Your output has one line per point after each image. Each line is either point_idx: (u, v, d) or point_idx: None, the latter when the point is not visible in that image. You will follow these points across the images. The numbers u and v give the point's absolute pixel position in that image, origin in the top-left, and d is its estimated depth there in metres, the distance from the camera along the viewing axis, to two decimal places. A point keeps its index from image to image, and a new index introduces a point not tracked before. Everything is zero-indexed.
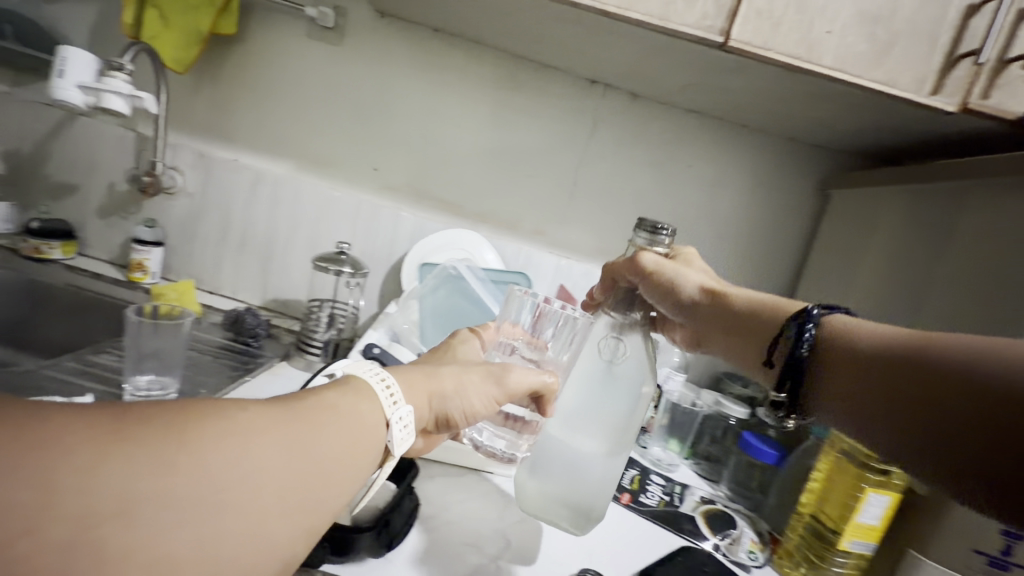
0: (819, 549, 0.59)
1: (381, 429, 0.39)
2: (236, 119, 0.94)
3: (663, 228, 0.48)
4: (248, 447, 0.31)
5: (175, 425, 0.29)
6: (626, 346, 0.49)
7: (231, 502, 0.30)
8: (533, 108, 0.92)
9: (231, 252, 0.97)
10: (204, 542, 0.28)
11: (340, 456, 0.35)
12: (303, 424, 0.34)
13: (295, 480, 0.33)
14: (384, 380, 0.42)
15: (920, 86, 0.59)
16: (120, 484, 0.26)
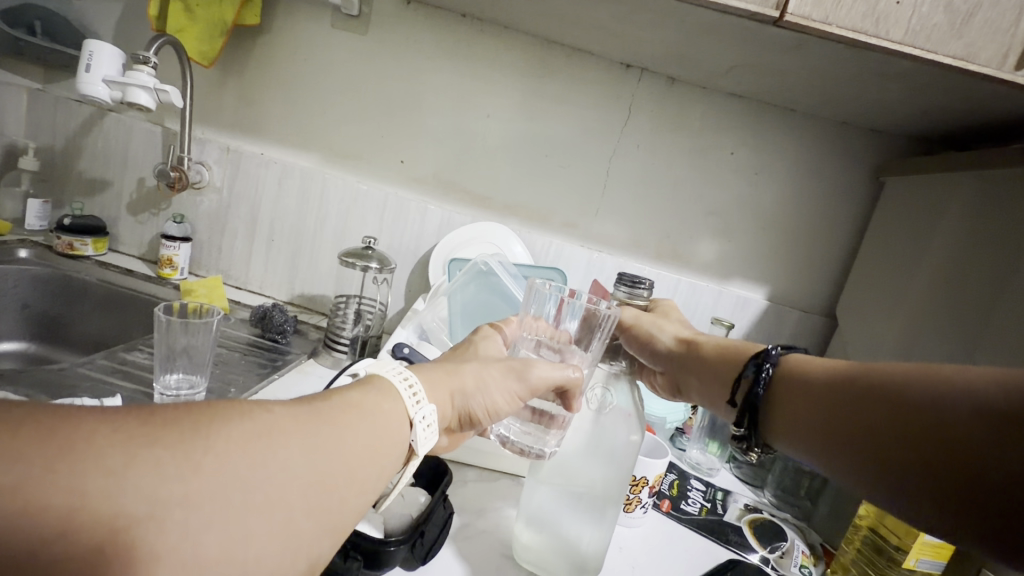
0: (880, 567, 0.55)
1: (404, 429, 0.37)
2: (260, 112, 0.93)
3: (642, 282, 0.46)
4: (273, 451, 0.29)
5: (199, 427, 0.27)
6: (614, 395, 0.46)
7: (257, 510, 0.27)
8: (564, 95, 0.88)
9: (258, 247, 0.96)
10: (231, 549, 0.26)
11: (366, 459, 0.33)
12: (328, 426, 0.32)
13: (322, 482, 0.30)
14: (408, 379, 0.39)
15: (1002, 60, 0.54)
16: (148, 489, 0.24)
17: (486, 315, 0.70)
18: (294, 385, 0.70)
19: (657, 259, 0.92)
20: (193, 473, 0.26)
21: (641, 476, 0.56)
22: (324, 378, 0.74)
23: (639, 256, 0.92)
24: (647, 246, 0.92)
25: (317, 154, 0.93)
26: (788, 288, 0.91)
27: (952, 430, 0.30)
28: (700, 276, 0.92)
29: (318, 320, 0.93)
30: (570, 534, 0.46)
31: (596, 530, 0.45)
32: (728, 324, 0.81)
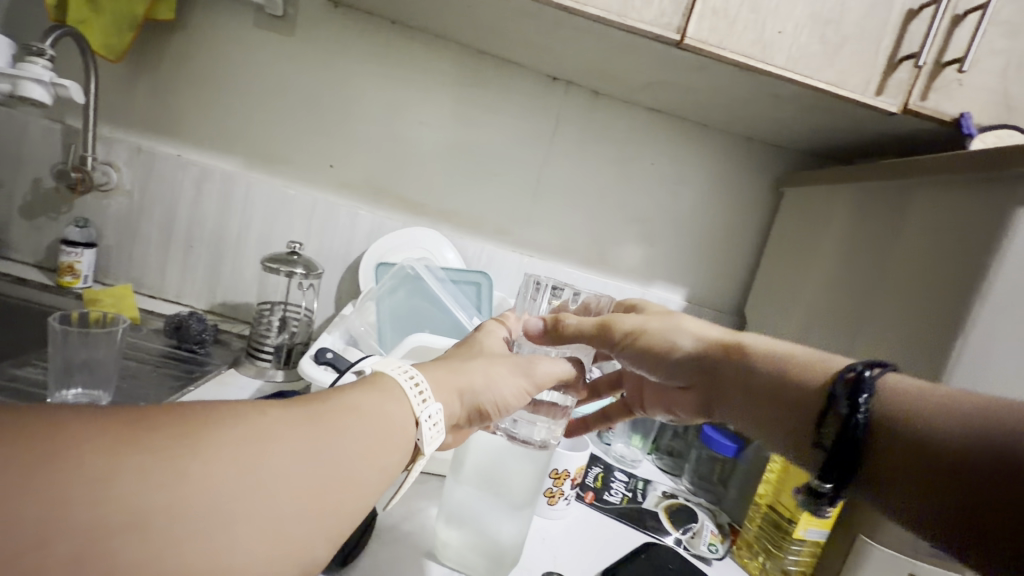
0: (776, 539, 0.61)
1: (408, 427, 0.38)
2: (176, 111, 0.88)
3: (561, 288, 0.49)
4: (277, 453, 0.29)
5: (194, 429, 0.27)
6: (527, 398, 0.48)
7: (258, 512, 0.27)
8: (494, 105, 0.90)
9: (175, 254, 0.91)
10: (222, 552, 0.25)
11: (367, 456, 0.33)
12: (332, 425, 0.33)
13: (317, 481, 0.30)
14: (412, 377, 0.40)
15: (866, 87, 0.61)
16: (139, 495, 0.24)
17: (416, 320, 0.70)
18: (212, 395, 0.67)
19: (585, 264, 0.96)
20: (190, 475, 0.25)
21: (562, 469, 0.59)
22: (246, 388, 0.72)
23: (568, 261, 0.96)
24: (575, 251, 0.95)
25: (240, 157, 0.90)
26: (705, 289, 0.98)
27: (995, 475, 0.25)
28: (626, 279, 0.97)
29: (242, 329, 0.90)
30: (486, 532, 0.48)
31: (512, 523, 0.48)
32: None
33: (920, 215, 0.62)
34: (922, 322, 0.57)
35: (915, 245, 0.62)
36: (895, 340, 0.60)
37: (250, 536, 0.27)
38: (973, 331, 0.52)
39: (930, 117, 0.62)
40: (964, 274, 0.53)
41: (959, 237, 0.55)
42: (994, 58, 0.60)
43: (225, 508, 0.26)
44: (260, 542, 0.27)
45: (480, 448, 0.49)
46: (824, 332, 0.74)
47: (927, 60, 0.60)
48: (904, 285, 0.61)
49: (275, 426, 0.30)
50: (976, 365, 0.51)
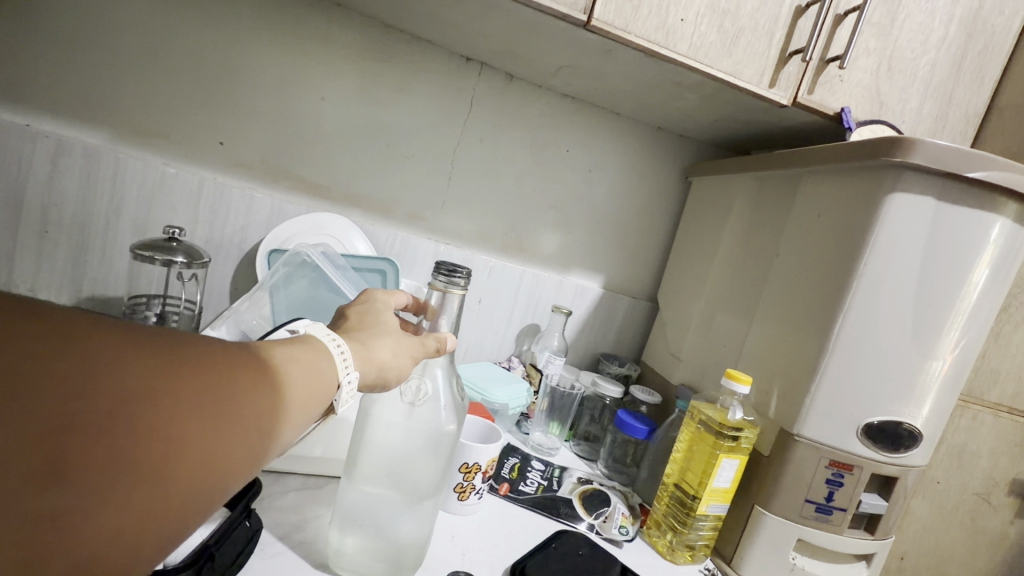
0: (682, 515, 0.62)
1: (332, 386, 0.34)
2: (18, 72, 0.74)
3: (460, 271, 0.43)
4: (205, 399, 0.26)
5: (119, 358, 0.24)
6: (428, 385, 0.46)
7: (168, 460, 0.24)
8: (405, 84, 0.85)
9: (26, 241, 0.77)
10: (176, 455, 0.24)
11: (290, 412, 0.30)
12: (256, 376, 0.29)
13: (272, 413, 0.29)
14: (339, 343, 0.37)
15: (760, 78, 0.64)
16: (46, 424, 0.21)
17: (316, 312, 0.65)
18: None
19: (503, 252, 0.94)
20: (103, 411, 0.22)
21: (473, 463, 0.56)
22: None
23: (485, 249, 0.93)
24: (493, 239, 0.93)
25: (106, 129, 0.78)
26: (619, 277, 1.00)
27: None
28: (544, 267, 0.97)
29: None
30: (384, 537, 0.44)
31: (413, 519, 0.45)
32: (566, 311, 0.91)
33: (806, 203, 0.66)
34: (807, 303, 0.61)
35: (800, 231, 0.66)
36: (785, 320, 0.64)
37: (159, 490, 0.23)
38: (850, 308, 0.56)
39: (815, 110, 0.66)
40: (844, 256, 0.57)
41: (839, 223, 0.59)
42: (868, 57, 0.65)
43: (132, 457, 0.22)
44: (168, 493, 0.24)
45: (378, 444, 0.46)
46: (725, 314, 0.78)
47: (813, 54, 0.63)
48: (793, 268, 0.65)
49: (196, 369, 0.26)
50: (851, 338, 0.56)
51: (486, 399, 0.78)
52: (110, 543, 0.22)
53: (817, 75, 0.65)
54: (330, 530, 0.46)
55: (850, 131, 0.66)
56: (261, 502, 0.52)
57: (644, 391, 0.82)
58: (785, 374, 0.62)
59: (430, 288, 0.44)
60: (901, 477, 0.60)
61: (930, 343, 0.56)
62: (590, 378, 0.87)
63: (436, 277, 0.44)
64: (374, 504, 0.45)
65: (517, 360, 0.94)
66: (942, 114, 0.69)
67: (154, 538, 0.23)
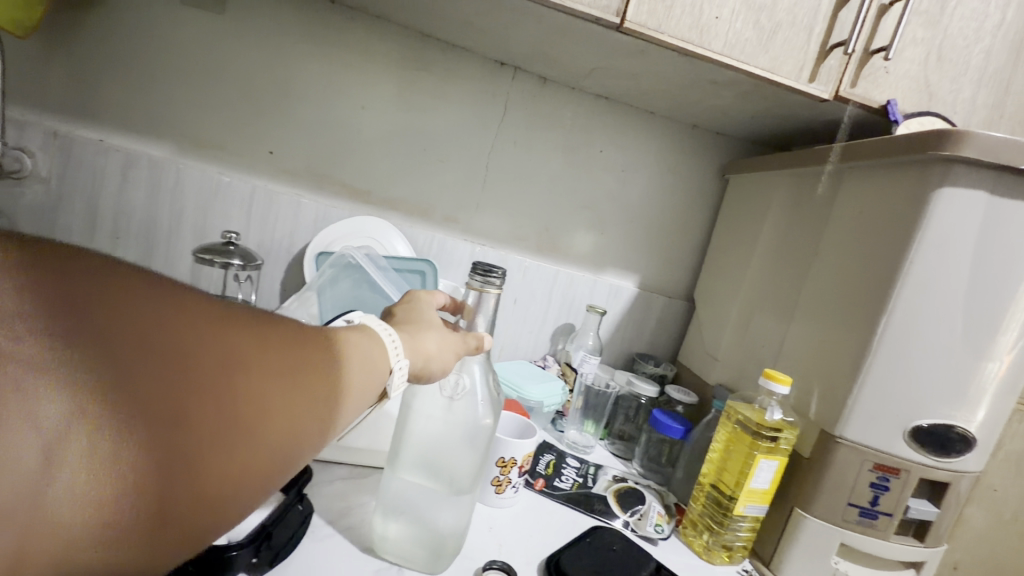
0: (719, 516, 0.62)
1: (384, 371, 0.37)
2: (95, 93, 0.81)
3: (495, 270, 0.45)
4: (289, 370, 0.29)
5: (220, 327, 0.26)
6: (466, 380, 0.48)
7: (261, 420, 0.26)
8: (442, 90, 0.88)
9: (101, 245, 0.85)
10: (267, 417, 0.27)
11: (354, 387, 0.33)
12: (326, 352, 0.32)
13: (340, 388, 0.32)
14: (393, 335, 0.39)
15: (799, 73, 0.63)
16: (171, 381, 0.23)
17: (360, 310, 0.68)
18: None
19: (537, 251, 0.96)
20: (216, 374, 0.25)
21: (509, 457, 0.58)
22: None
23: (520, 249, 0.95)
24: (527, 239, 0.95)
25: (170, 142, 0.84)
26: (654, 276, 1.00)
27: None
28: (578, 266, 0.97)
29: None
30: (425, 526, 0.47)
31: (452, 511, 0.47)
32: (601, 310, 0.91)
33: (849, 198, 0.64)
34: (849, 301, 0.60)
35: (843, 228, 0.64)
36: (827, 319, 0.62)
37: (258, 441, 0.26)
38: (896, 307, 0.54)
39: (858, 104, 0.64)
40: (889, 253, 0.56)
41: (884, 219, 0.58)
42: (916, 47, 0.63)
43: (237, 412, 0.25)
44: (262, 447, 0.27)
45: (418, 436, 0.48)
46: (764, 312, 0.77)
47: (855, 47, 0.62)
48: (835, 266, 0.64)
49: (278, 344, 0.29)
50: (897, 338, 0.54)
51: (521, 397, 0.80)
52: (219, 486, 0.25)
53: (860, 67, 0.63)
54: (374, 517, 0.49)
55: (897, 123, 0.64)
56: (313, 490, 0.56)
57: (681, 391, 0.82)
58: (826, 375, 0.60)
59: (467, 287, 0.46)
60: (953, 483, 0.57)
61: (985, 343, 0.53)
62: (624, 378, 0.87)
63: (472, 276, 0.46)
64: (416, 495, 0.47)
65: (552, 358, 0.96)
66: (999, 104, 0.66)
67: (251, 485, 0.26)
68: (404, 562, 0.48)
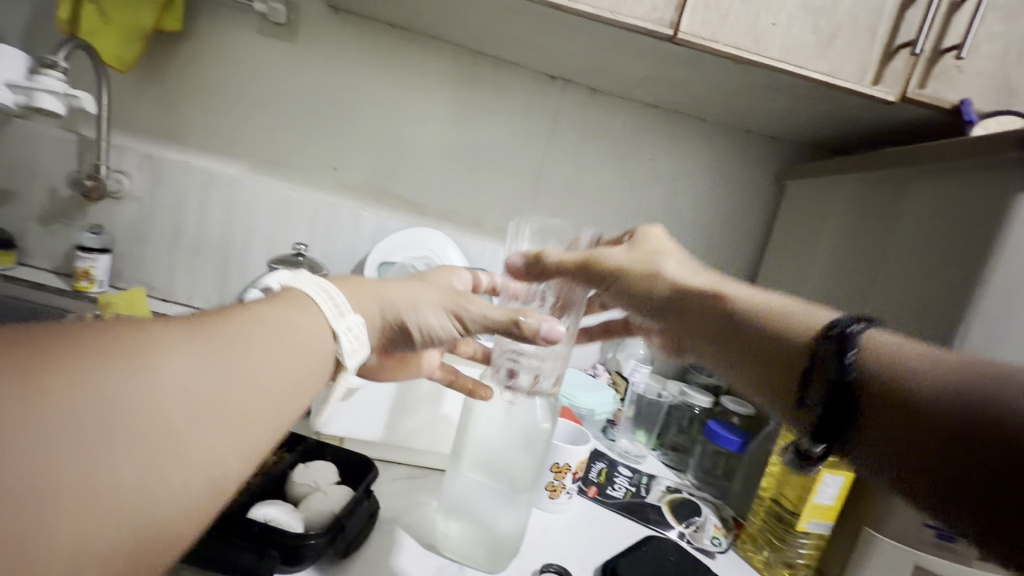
0: (780, 531, 0.60)
1: (327, 340, 0.37)
2: (184, 119, 0.90)
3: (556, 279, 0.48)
4: (203, 383, 0.29)
5: (102, 362, 0.26)
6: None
7: (182, 442, 0.28)
8: (494, 105, 0.91)
9: (185, 257, 0.93)
10: (194, 434, 0.28)
11: (302, 366, 0.35)
12: (258, 338, 0.33)
13: (285, 375, 0.33)
14: (330, 295, 0.38)
15: (862, 76, 0.61)
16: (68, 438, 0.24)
17: None
18: None
19: None
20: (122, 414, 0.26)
21: (564, 463, 0.59)
22: None
23: None
24: None
25: (246, 161, 0.92)
26: None
27: None
28: None
29: None
30: (487, 524, 0.49)
31: (510, 512, 0.48)
32: None
33: (920, 203, 0.61)
34: (921, 310, 0.57)
35: (913, 234, 0.61)
36: (896, 329, 0.60)
37: (194, 458, 0.28)
38: (975, 317, 0.51)
39: (928, 104, 0.62)
40: (966, 260, 0.53)
41: (960, 224, 0.55)
42: (992, 43, 0.60)
43: (157, 440, 0.27)
44: (202, 462, 0.28)
45: (479, 437, 0.50)
46: None
47: (924, 46, 0.59)
48: (906, 274, 0.61)
49: (180, 360, 0.29)
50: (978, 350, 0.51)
51: (573, 405, 0.82)
52: (186, 496, 0.28)
53: (930, 67, 0.61)
54: (437, 515, 0.52)
55: (971, 125, 0.61)
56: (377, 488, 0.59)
57: (737, 402, 0.80)
58: None
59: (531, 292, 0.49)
60: None
61: None
62: (677, 388, 0.85)
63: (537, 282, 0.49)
64: (478, 494, 0.49)
65: (602, 367, 0.96)
66: None
67: (223, 480, 0.30)
68: (465, 558, 0.50)
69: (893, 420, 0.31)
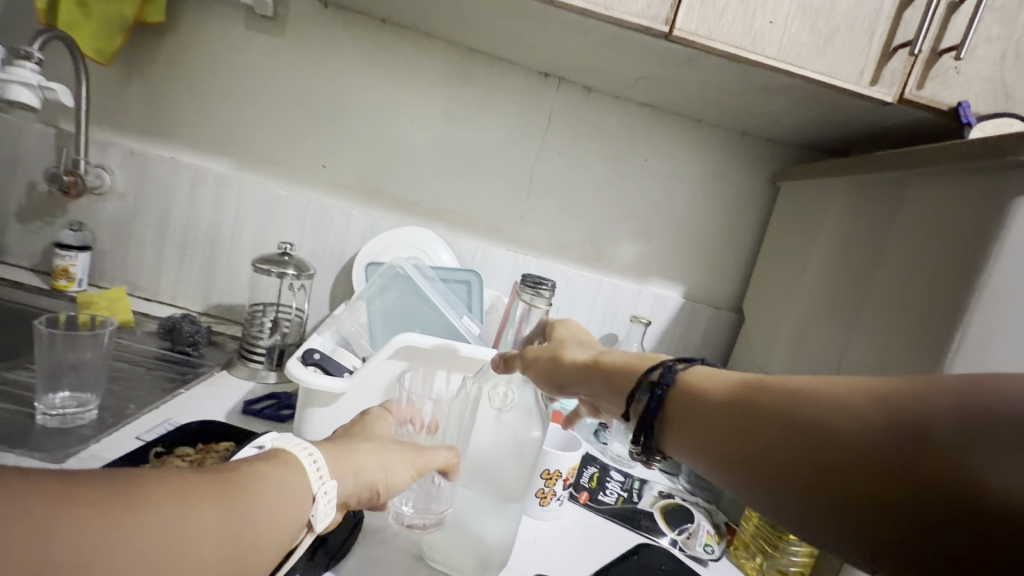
0: (773, 538, 0.59)
1: (306, 503, 0.36)
2: (167, 113, 0.88)
3: (544, 284, 0.47)
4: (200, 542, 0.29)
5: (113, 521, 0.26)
6: (516, 392, 0.48)
7: None
8: (486, 102, 0.90)
9: (169, 255, 0.91)
10: None
11: (285, 512, 0.34)
12: (247, 496, 0.32)
13: (270, 524, 0.33)
14: (313, 455, 0.38)
15: (860, 76, 0.60)
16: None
17: (409, 319, 0.69)
18: (195, 404, 0.66)
19: (580, 261, 0.95)
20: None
21: (554, 469, 0.58)
22: (235, 394, 0.71)
23: (563, 258, 0.95)
24: (570, 249, 0.95)
25: (232, 158, 0.89)
26: (701, 286, 0.97)
27: None
28: (621, 276, 0.96)
29: (235, 330, 0.90)
30: (473, 537, 0.47)
31: (500, 523, 0.47)
32: (645, 321, 0.86)
33: (917, 206, 0.60)
34: (916, 315, 0.56)
35: (909, 238, 0.61)
36: (891, 334, 0.59)
37: None
38: (971, 321, 0.50)
39: (925, 106, 0.61)
40: (962, 264, 0.52)
41: (958, 228, 0.54)
42: (990, 45, 0.59)
43: None
44: None
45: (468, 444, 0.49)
46: (820, 326, 0.73)
47: (922, 47, 0.58)
48: (901, 278, 0.60)
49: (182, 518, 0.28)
50: (975, 356, 0.50)
51: (564, 408, 0.80)
52: None
53: (927, 68, 0.60)
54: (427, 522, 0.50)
55: (970, 126, 0.60)
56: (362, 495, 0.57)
57: None
58: None
59: (519, 298, 0.48)
60: None
61: None
62: None
63: (524, 288, 0.47)
64: (463, 506, 0.47)
65: None
66: None
67: None
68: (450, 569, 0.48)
69: (747, 467, 0.31)
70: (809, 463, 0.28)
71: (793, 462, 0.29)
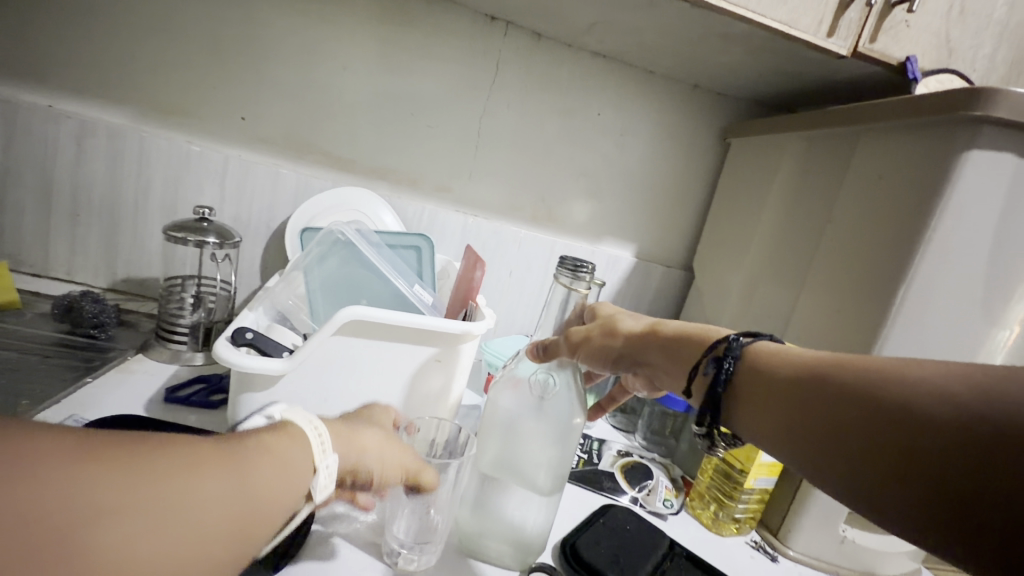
0: (728, 488, 0.61)
1: (309, 472, 0.34)
2: (39, 50, 0.73)
3: (584, 265, 0.44)
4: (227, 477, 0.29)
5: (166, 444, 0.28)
6: (555, 380, 0.47)
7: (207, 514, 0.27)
8: (427, 47, 0.81)
9: (59, 224, 0.78)
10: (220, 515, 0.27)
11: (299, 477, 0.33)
12: (264, 456, 0.32)
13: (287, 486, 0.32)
14: (319, 429, 0.36)
15: (818, 27, 0.59)
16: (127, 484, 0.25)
17: (354, 290, 0.62)
18: (105, 394, 0.58)
19: (532, 221, 0.91)
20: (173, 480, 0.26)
21: None
22: (154, 380, 0.63)
23: (514, 219, 0.91)
24: (522, 209, 0.90)
25: (129, 107, 0.76)
26: (653, 245, 0.97)
27: None
28: (575, 237, 0.94)
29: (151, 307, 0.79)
30: (512, 526, 0.46)
31: (539, 511, 0.46)
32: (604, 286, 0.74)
33: (866, 162, 0.61)
34: (861, 270, 0.58)
35: (857, 194, 0.62)
36: (838, 289, 0.61)
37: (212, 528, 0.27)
38: (916, 275, 0.52)
39: (877, 60, 0.61)
40: (908, 219, 0.53)
41: (904, 184, 0.55)
42: None
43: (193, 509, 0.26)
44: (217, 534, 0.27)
45: (501, 433, 0.48)
46: (768, 283, 0.75)
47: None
48: (848, 234, 0.61)
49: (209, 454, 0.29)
50: (916, 308, 0.52)
51: None
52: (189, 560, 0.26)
53: (881, 20, 0.59)
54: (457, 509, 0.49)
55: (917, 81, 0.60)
56: None
57: None
58: (836, 347, 0.59)
59: (556, 282, 0.46)
60: None
61: (998, 311, 0.53)
62: None
63: (562, 272, 0.45)
64: (501, 496, 0.46)
65: None
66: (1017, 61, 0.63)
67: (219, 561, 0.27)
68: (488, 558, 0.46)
69: (812, 445, 0.31)
70: (877, 436, 0.28)
71: (861, 436, 0.29)
